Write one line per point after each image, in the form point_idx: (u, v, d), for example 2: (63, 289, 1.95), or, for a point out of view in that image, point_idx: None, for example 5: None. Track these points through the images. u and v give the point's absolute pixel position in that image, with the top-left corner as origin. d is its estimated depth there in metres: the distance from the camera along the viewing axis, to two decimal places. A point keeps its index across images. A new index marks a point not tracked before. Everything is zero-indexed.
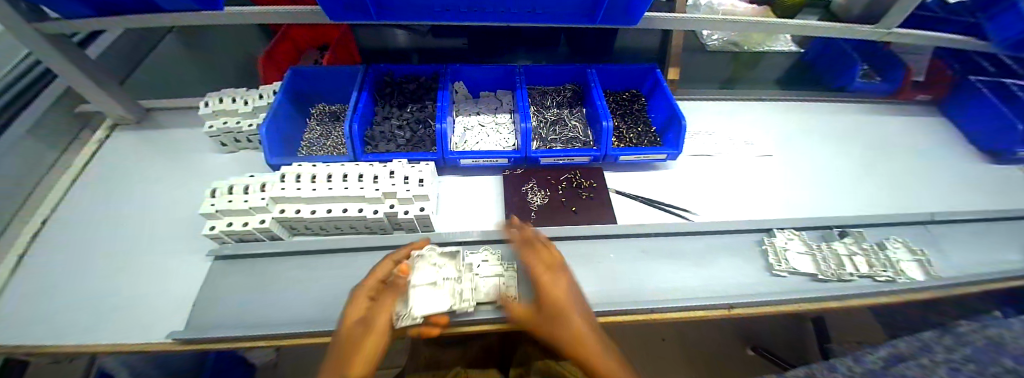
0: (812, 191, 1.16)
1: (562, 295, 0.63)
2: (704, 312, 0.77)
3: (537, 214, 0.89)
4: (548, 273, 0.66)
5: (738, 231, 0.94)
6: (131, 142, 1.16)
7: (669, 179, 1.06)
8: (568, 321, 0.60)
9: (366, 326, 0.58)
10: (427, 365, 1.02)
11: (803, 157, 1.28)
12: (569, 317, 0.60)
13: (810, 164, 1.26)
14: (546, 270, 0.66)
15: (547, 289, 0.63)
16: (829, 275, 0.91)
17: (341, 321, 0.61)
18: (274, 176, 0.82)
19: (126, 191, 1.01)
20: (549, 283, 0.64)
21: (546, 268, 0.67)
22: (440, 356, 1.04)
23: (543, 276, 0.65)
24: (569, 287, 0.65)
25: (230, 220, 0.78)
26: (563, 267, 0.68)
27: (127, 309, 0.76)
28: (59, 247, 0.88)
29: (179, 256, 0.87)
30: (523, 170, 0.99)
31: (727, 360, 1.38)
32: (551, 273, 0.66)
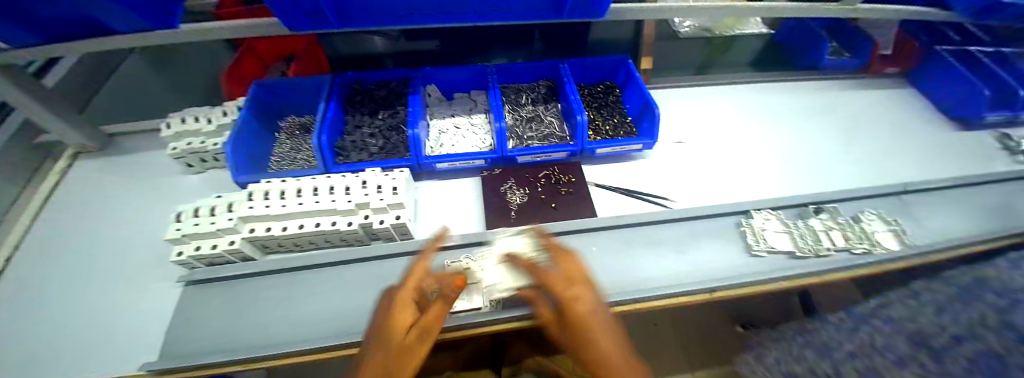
0: (788, 170, 1.19)
1: (588, 313, 0.58)
2: (688, 298, 0.78)
3: (516, 213, 0.89)
4: (570, 286, 0.60)
5: (718, 215, 0.96)
6: (93, 170, 1.11)
7: (648, 168, 1.07)
8: (590, 344, 0.56)
9: (422, 333, 0.59)
10: (420, 372, 1.01)
11: (778, 138, 1.31)
12: (591, 338, 0.56)
13: (786, 144, 1.28)
14: (575, 284, 0.61)
15: (570, 306, 0.59)
16: (806, 251, 0.93)
17: (382, 329, 0.59)
18: (242, 195, 0.79)
19: (91, 222, 0.97)
20: (572, 298, 0.59)
21: (570, 283, 0.61)
22: (433, 362, 1.03)
23: (567, 287, 0.60)
24: (592, 300, 0.60)
25: (198, 244, 0.75)
26: (588, 282, 0.62)
27: (95, 344, 0.73)
28: (22, 285, 0.84)
29: (150, 285, 0.83)
30: (501, 170, 0.99)
31: (718, 340, 1.41)
32: (576, 286, 0.61)
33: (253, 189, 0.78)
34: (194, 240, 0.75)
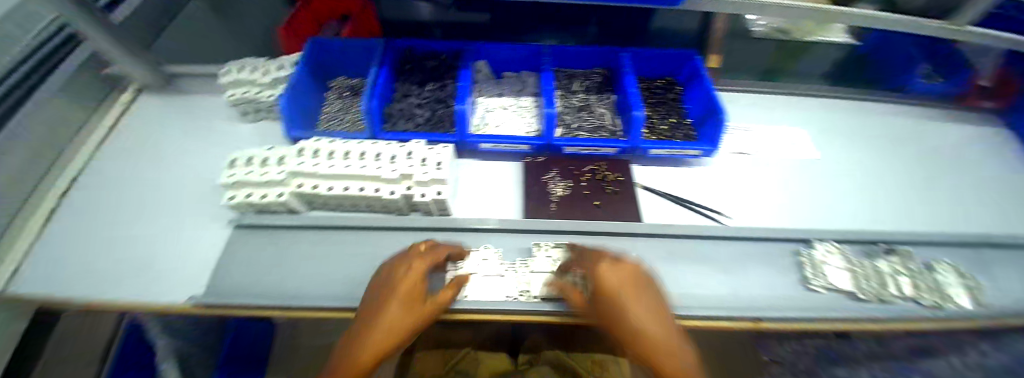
0: (857, 201, 1.06)
1: (620, 284, 0.52)
2: (732, 324, 0.73)
3: (557, 206, 0.85)
4: (605, 260, 0.57)
5: (773, 239, 0.88)
6: (157, 107, 1.18)
7: (700, 178, 0.99)
8: (626, 318, 0.49)
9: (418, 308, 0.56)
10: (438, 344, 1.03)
11: (849, 163, 1.17)
12: (626, 311, 0.49)
13: (858, 171, 1.15)
14: (608, 259, 0.57)
15: (597, 278, 0.54)
16: (868, 295, 0.84)
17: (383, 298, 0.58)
18: (292, 150, 0.80)
19: (152, 155, 1.03)
20: (602, 269, 0.55)
21: (606, 259, 0.58)
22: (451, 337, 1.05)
23: (599, 260, 0.57)
24: (626, 274, 0.54)
25: (249, 191, 0.77)
26: (629, 260, 0.57)
27: (148, 270, 0.79)
28: (86, 209, 0.92)
29: (199, 222, 0.88)
30: (545, 159, 0.95)
31: (741, 365, 1.34)
32: (611, 261, 0.57)
33: (303, 146, 0.80)
34: (245, 188, 0.78)
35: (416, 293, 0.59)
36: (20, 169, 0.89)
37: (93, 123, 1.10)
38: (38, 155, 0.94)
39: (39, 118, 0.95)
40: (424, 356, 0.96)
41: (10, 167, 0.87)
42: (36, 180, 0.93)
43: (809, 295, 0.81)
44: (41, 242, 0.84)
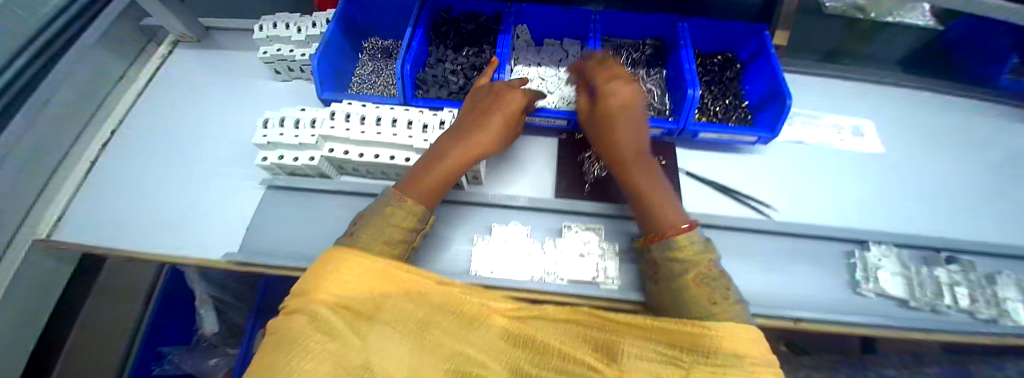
0: (922, 204, 0.97)
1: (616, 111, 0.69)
2: (771, 322, 0.71)
3: (591, 187, 0.82)
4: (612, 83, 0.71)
5: (823, 238, 0.82)
6: (191, 60, 1.18)
7: (749, 167, 0.91)
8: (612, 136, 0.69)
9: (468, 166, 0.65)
10: None
11: (916, 160, 1.06)
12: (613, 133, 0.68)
13: (927, 170, 1.04)
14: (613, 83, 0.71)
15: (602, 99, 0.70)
16: (919, 303, 0.79)
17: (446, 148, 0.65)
18: (324, 113, 0.78)
19: (184, 110, 1.04)
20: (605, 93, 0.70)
21: (616, 85, 0.71)
22: None
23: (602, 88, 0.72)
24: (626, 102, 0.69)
25: (281, 153, 0.76)
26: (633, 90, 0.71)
27: (185, 226, 0.83)
28: (121, 162, 0.97)
29: (229, 181, 0.90)
30: (582, 136, 0.90)
31: None
32: (615, 84, 0.71)
33: (335, 109, 0.77)
34: (278, 149, 0.77)
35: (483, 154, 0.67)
36: (69, 121, 0.93)
37: (130, 74, 1.11)
38: (84, 106, 0.97)
39: (84, 71, 0.96)
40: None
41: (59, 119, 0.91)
42: (80, 130, 0.97)
43: (847, 296, 0.78)
44: (93, 194, 0.91)
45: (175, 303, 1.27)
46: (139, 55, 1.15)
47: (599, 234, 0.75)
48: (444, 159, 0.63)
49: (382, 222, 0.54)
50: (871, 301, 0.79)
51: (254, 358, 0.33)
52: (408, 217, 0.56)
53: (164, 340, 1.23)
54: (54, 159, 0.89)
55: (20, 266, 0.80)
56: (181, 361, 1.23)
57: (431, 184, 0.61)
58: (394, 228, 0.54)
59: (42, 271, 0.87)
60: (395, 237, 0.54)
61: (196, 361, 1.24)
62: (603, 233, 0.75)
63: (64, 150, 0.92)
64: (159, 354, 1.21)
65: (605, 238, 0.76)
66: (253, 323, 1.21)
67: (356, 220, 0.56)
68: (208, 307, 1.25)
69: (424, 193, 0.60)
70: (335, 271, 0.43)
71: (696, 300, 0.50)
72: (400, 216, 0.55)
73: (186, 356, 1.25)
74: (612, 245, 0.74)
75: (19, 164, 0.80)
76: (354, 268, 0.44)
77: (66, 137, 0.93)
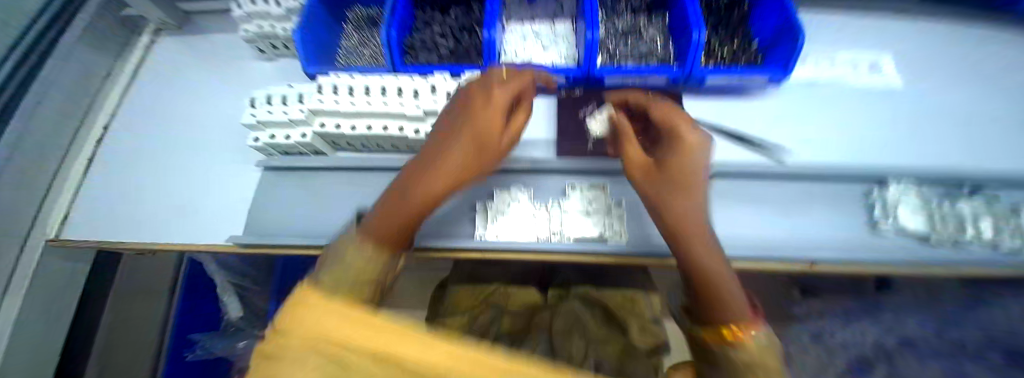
0: (949, 139, 0.91)
1: (686, 154, 0.55)
2: (779, 267, 0.72)
3: (595, 144, 0.78)
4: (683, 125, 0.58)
5: (840, 179, 0.79)
6: (175, 49, 1.09)
7: (761, 113, 0.87)
8: (668, 175, 0.54)
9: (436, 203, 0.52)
10: (470, 279, 1.16)
11: (943, 93, 0.99)
12: (670, 172, 0.54)
13: (956, 102, 0.97)
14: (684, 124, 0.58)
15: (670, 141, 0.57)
16: (941, 238, 0.77)
17: (418, 180, 0.51)
18: (311, 87, 0.74)
19: (170, 99, 1.00)
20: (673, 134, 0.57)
21: (684, 127, 0.58)
22: (483, 273, 1.18)
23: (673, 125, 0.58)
24: (695, 145, 0.56)
25: (273, 133, 0.74)
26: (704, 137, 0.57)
27: (189, 214, 0.83)
28: (116, 158, 0.95)
29: (226, 167, 0.87)
30: (582, 92, 0.85)
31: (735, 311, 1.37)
32: (686, 128, 0.57)
33: (322, 82, 0.74)
34: (269, 129, 0.74)
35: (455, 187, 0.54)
36: (62, 121, 0.90)
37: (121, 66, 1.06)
38: (74, 104, 0.93)
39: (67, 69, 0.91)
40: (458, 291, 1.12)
41: (51, 118, 0.88)
42: (74, 129, 0.94)
43: (862, 238, 0.76)
44: (95, 192, 0.91)
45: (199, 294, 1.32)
46: (127, 45, 1.08)
47: (603, 192, 0.74)
48: (409, 199, 0.49)
49: (343, 262, 0.43)
50: (889, 240, 0.77)
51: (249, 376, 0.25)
52: (371, 264, 0.44)
53: (193, 327, 1.30)
54: (52, 162, 0.89)
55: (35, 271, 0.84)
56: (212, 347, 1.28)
57: (402, 227, 0.48)
58: (360, 277, 0.42)
59: (55, 275, 0.90)
60: (358, 277, 0.42)
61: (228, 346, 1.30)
62: (608, 190, 0.74)
63: (61, 153, 0.91)
64: (190, 341, 1.28)
65: (611, 194, 0.74)
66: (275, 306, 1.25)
67: (317, 263, 0.45)
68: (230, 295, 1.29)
69: (381, 236, 0.47)
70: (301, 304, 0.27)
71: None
72: (362, 260, 0.44)
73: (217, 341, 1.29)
74: (618, 200, 0.72)
75: (16, 171, 0.81)
76: (319, 304, 0.25)
77: (62, 137, 0.91)
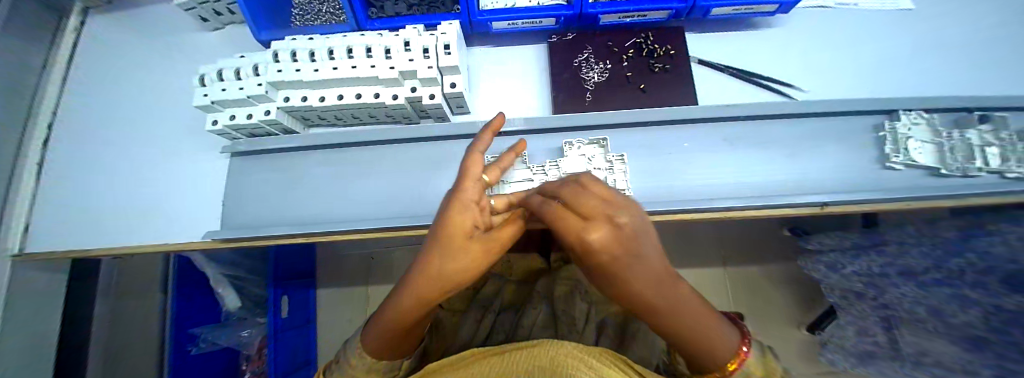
0: (976, 54, 0.84)
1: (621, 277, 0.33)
2: (794, 211, 0.69)
3: (593, 95, 0.72)
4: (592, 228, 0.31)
5: (854, 113, 0.74)
6: (114, 28, 0.93)
7: (761, 47, 0.80)
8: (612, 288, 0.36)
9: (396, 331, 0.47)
10: None
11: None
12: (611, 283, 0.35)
13: (980, 12, 0.89)
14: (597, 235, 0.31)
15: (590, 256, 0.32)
16: (951, 170, 0.71)
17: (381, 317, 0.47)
18: (266, 55, 0.65)
19: (118, 85, 0.88)
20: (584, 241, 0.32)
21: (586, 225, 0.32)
22: None
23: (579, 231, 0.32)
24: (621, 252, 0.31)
25: (232, 113, 0.65)
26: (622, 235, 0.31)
27: (166, 210, 0.76)
28: (69, 161, 0.83)
29: (194, 157, 0.79)
30: (575, 35, 0.77)
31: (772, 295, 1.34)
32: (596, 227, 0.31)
33: (277, 47, 0.64)
34: (227, 108, 0.66)
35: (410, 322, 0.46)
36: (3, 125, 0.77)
37: (54, 58, 0.89)
38: (11, 101, 0.79)
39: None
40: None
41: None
42: (18, 132, 0.81)
43: (874, 173, 0.74)
44: (54, 199, 0.81)
45: (197, 288, 1.31)
46: (56, 31, 0.90)
47: (604, 146, 0.68)
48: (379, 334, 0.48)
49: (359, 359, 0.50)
50: (902, 174, 0.74)
51: None
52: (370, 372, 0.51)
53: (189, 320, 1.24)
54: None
55: (11, 291, 0.76)
56: (217, 337, 1.30)
57: (386, 342, 0.48)
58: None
59: (39, 287, 0.82)
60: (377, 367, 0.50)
61: (229, 334, 1.35)
62: (607, 143, 0.68)
63: (8, 163, 0.79)
64: (192, 334, 1.24)
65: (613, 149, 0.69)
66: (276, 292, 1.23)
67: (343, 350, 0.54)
68: (225, 286, 1.25)
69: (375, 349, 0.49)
70: None
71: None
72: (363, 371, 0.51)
73: (220, 332, 1.32)
74: (620, 155, 0.67)
75: None
76: None
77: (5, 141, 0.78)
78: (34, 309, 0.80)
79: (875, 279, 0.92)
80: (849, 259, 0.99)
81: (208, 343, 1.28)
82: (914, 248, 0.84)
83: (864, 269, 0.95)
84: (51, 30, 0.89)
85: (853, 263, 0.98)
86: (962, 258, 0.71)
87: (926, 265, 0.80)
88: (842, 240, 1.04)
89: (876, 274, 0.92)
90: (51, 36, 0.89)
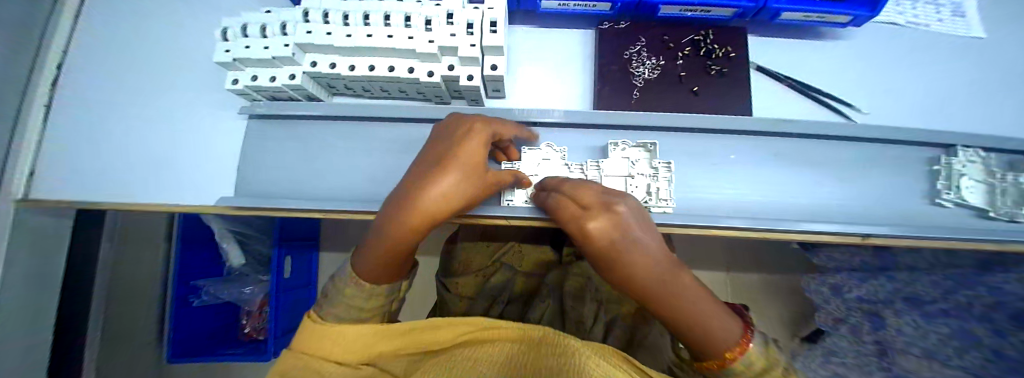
0: None
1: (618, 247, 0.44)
2: (835, 239, 0.66)
3: (641, 92, 0.67)
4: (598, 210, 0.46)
5: (914, 142, 0.69)
6: None
7: (819, 60, 0.75)
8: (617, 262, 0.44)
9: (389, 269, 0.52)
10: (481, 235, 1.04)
11: None
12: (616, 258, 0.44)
13: None
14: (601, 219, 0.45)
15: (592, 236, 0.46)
16: (998, 213, 0.67)
17: (372, 251, 0.51)
18: (294, 13, 0.59)
19: (134, 29, 0.82)
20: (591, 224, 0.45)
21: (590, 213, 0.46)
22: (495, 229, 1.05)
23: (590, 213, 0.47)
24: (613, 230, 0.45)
25: (254, 73, 0.61)
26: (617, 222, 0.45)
27: (178, 166, 0.73)
28: (80, 106, 0.78)
29: (210, 114, 0.75)
30: (628, 24, 0.71)
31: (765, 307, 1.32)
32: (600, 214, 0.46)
33: (308, 5, 0.59)
34: (249, 67, 0.61)
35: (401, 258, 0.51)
36: (15, 65, 0.70)
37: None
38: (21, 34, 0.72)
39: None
40: (469, 246, 1.01)
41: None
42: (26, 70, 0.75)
43: (922, 208, 0.70)
44: (63, 145, 0.77)
45: (200, 244, 1.29)
46: None
47: (651, 151, 0.65)
48: (373, 265, 0.51)
49: (352, 293, 0.52)
50: (951, 213, 0.70)
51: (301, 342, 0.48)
52: (367, 300, 0.52)
53: (194, 274, 1.27)
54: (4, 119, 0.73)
55: (12, 236, 0.72)
56: (218, 291, 1.30)
57: (380, 269, 0.51)
58: (359, 308, 0.52)
59: (43, 232, 0.78)
60: (368, 304, 0.53)
61: (231, 289, 1.33)
62: (655, 149, 0.64)
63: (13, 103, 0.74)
64: (194, 287, 1.27)
65: (659, 157, 0.66)
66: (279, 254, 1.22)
67: (332, 279, 0.55)
68: (231, 242, 1.25)
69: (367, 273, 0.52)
70: (330, 333, 0.47)
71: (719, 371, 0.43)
72: (364, 299, 0.52)
73: (222, 286, 1.31)
74: (668, 163, 0.63)
75: None
76: (337, 340, 0.46)
77: (17, 79, 0.72)
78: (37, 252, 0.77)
79: (878, 308, 0.87)
80: (855, 282, 0.92)
81: (209, 297, 1.29)
82: (926, 276, 0.81)
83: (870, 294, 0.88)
84: None
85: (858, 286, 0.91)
86: (971, 291, 0.73)
87: (934, 295, 0.79)
88: (852, 257, 0.93)
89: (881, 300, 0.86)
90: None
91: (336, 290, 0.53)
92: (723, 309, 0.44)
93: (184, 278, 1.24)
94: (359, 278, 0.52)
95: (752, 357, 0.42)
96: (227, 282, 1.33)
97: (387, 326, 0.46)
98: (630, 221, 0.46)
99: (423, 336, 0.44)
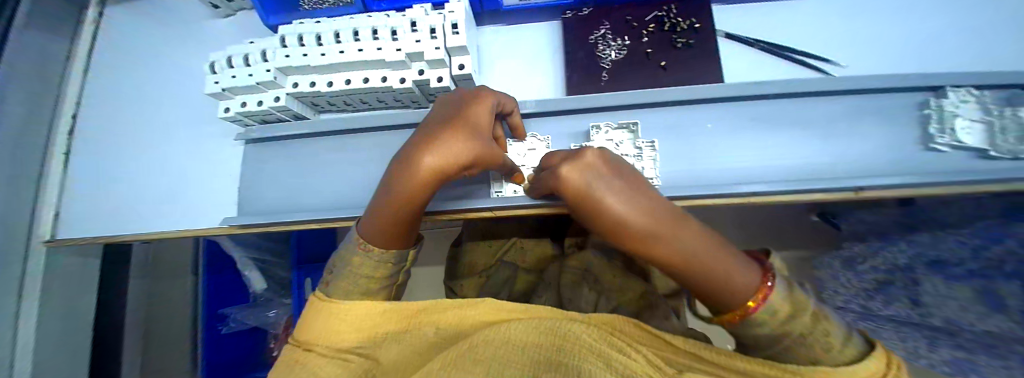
0: None
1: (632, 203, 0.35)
2: (824, 197, 0.64)
3: (610, 75, 0.69)
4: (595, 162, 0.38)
5: (899, 89, 0.68)
6: (126, 14, 0.91)
7: (787, 23, 0.75)
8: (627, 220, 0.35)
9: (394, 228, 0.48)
10: (483, 234, 1.06)
11: None
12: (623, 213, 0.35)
13: None
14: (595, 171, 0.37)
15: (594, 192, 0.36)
16: (999, 152, 0.63)
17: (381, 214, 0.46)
18: (273, 40, 0.64)
19: (138, 73, 0.89)
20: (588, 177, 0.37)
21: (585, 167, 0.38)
22: (496, 227, 1.07)
23: (588, 165, 0.38)
24: (615, 182, 0.36)
25: (243, 100, 0.65)
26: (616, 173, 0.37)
27: (187, 193, 0.79)
28: (95, 152, 0.86)
29: (211, 143, 0.80)
30: (591, 10, 0.73)
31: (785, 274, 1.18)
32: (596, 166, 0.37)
33: (284, 32, 0.63)
34: (238, 95, 0.66)
35: (403, 219, 0.46)
36: (31, 120, 0.79)
37: (74, 50, 0.89)
38: (40, 93, 0.81)
39: (23, 58, 0.76)
40: (472, 248, 1.04)
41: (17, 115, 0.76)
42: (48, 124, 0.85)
43: (916, 155, 0.68)
44: (82, 188, 0.85)
45: (224, 270, 1.36)
46: (78, 24, 0.90)
47: (634, 131, 0.66)
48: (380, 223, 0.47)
49: (354, 273, 0.50)
50: (950, 157, 0.67)
51: (311, 332, 0.46)
52: (381, 266, 0.50)
53: (223, 302, 1.33)
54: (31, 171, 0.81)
55: (45, 275, 0.82)
56: (244, 317, 1.34)
57: (394, 227, 0.47)
58: (368, 279, 0.50)
59: (67, 272, 0.86)
60: (370, 287, 0.50)
61: (256, 314, 1.35)
62: (638, 128, 0.66)
63: (39, 154, 0.83)
64: (222, 315, 1.31)
65: (644, 136, 0.67)
66: (299, 275, 1.31)
67: (334, 258, 0.53)
68: (253, 269, 1.30)
69: (380, 230, 0.48)
70: (339, 319, 0.44)
71: (780, 339, 0.37)
72: (371, 267, 0.50)
73: (247, 312, 1.35)
74: (651, 142, 0.65)
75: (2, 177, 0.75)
76: (348, 322, 0.44)
77: (34, 132, 0.81)
78: (69, 289, 0.86)
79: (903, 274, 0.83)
80: (873, 252, 0.91)
81: (236, 323, 1.33)
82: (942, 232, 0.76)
83: (887, 263, 0.86)
84: (72, 23, 0.88)
85: (873, 258, 0.90)
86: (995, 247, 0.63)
87: (964, 257, 0.70)
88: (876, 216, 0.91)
89: (901, 267, 0.84)
90: (72, 28, 0.88)
91: (340, 269, 0.51)
92: (745, 261, 0.38)
93: (212, 306, 1.30)
94: (366, 243, 0.50)
95: (776, 301, 0.36)
96: (254, 307, 1.35)
97: (392, 305, 0.44)
98: (616, 170, 0.38)
99: (430, 317, 0.42)
